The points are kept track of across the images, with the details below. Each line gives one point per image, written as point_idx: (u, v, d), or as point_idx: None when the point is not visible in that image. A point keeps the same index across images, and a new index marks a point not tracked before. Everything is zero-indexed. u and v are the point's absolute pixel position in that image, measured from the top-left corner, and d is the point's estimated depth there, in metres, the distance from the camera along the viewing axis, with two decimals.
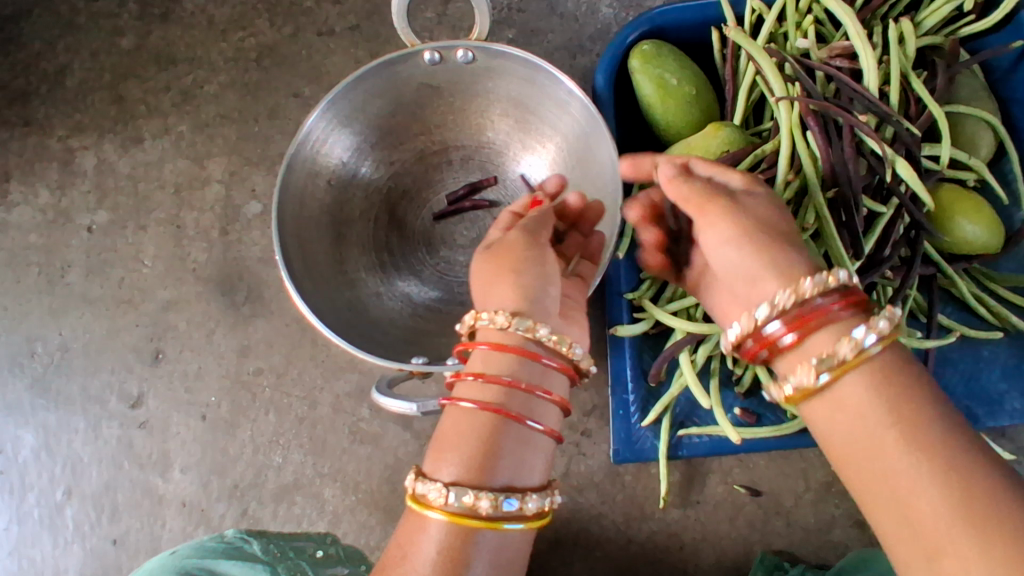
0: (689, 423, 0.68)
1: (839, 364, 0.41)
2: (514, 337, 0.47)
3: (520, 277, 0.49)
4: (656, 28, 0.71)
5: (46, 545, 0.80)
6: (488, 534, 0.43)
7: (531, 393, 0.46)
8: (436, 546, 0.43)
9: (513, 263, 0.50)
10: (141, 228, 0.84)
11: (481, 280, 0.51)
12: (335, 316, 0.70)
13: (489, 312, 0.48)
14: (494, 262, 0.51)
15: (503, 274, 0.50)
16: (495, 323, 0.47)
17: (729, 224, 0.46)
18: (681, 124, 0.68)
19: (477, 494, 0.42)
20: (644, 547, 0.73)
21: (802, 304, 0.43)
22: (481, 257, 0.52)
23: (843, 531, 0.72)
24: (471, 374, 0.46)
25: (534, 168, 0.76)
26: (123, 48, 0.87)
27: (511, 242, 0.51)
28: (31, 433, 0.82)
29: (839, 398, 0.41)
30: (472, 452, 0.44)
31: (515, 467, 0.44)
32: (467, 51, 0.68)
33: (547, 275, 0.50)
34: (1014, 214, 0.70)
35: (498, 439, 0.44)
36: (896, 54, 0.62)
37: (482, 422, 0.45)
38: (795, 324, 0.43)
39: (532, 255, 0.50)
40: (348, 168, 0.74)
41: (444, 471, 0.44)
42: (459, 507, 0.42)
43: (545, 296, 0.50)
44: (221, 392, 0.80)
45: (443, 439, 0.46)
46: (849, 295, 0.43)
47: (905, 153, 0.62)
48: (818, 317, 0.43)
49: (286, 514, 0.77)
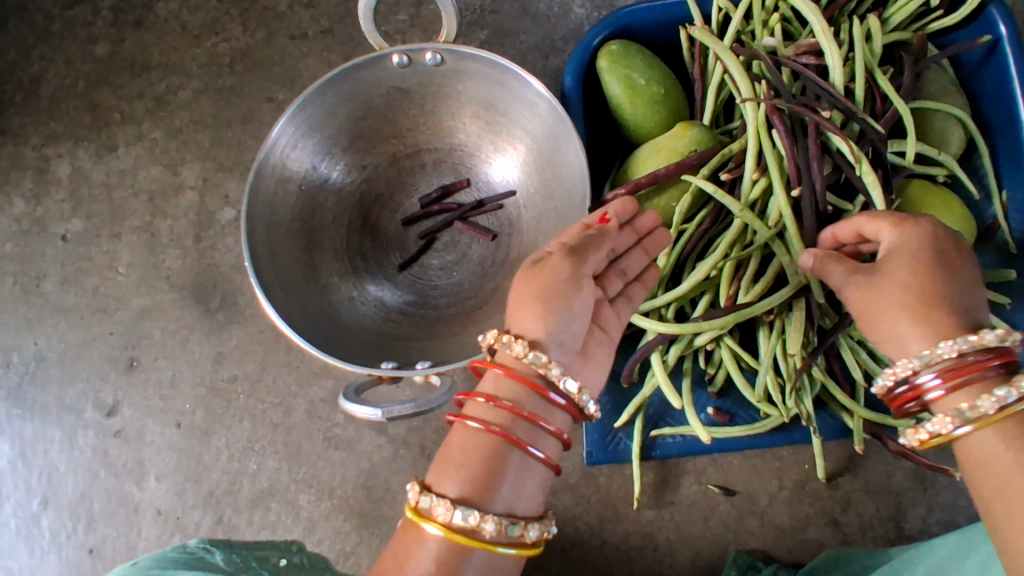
0: (662, 424, 0.69)
1: (977, 421, 0.42)
2: (529, 369, 0.47)
3: (547, 311, 0.48)
4: (623, 28, 0.70)
5: (23, 555, 0.80)
6: (479, 554, 0.43)
7: (536, 423, 0.46)
8: (431, 559, 0.42)
9: (548, 295, 0.48)
10: (115, 236, 0.84)
11: (516, 295, 0.50)
12: (306, 323, 0.69)
13: (510, 338, 0.47)
14: (527, 283, 0.49)
15: (531, 304, 0.48)
16: (513, 350, 0.46)
17: (890, 300, 0.46)
18: (650, 124, 0.68)
19: (483, 515, 0.42)
20: (619, 549, 0.73)
21: (958, 359, 0.43)
22: (525, 270, 0.51)
23: (817, 529, 0.72)
24: (482, 396, 0.46)
25: (505, 169, 0.76)
26: (97, 55, 0.87)
27: (551, 268, 0.49)
28: (8, 443, 0.82)
29: (980, 442, 0.42)
30: (478, 471, 0.44)
31: (514, 493, 0.44)
32: (435, 54, 0.68)
33: (575, 313, 0.48)
34: (986, 208, 0.70)
35: (502, 463, 0.44)
36: (862, 50, 0.62)
37: (488, 445, 0.44)
38: (949, 378, 0.44)
39: (561, 292, 0.48)
40: (319, 173, 0.74)
41: (447, 486, 0.44)
42: (461, 525, 0.42)
43: (563, 330, 0.48)
44: (196, 400, 0.80)
45: (447, 455, 0.45)
46: (1004, 355, 0.43)
47: (872, 151, 0.61)
48: (975, 373, 0.43)
49: (260, 521, 0.77)
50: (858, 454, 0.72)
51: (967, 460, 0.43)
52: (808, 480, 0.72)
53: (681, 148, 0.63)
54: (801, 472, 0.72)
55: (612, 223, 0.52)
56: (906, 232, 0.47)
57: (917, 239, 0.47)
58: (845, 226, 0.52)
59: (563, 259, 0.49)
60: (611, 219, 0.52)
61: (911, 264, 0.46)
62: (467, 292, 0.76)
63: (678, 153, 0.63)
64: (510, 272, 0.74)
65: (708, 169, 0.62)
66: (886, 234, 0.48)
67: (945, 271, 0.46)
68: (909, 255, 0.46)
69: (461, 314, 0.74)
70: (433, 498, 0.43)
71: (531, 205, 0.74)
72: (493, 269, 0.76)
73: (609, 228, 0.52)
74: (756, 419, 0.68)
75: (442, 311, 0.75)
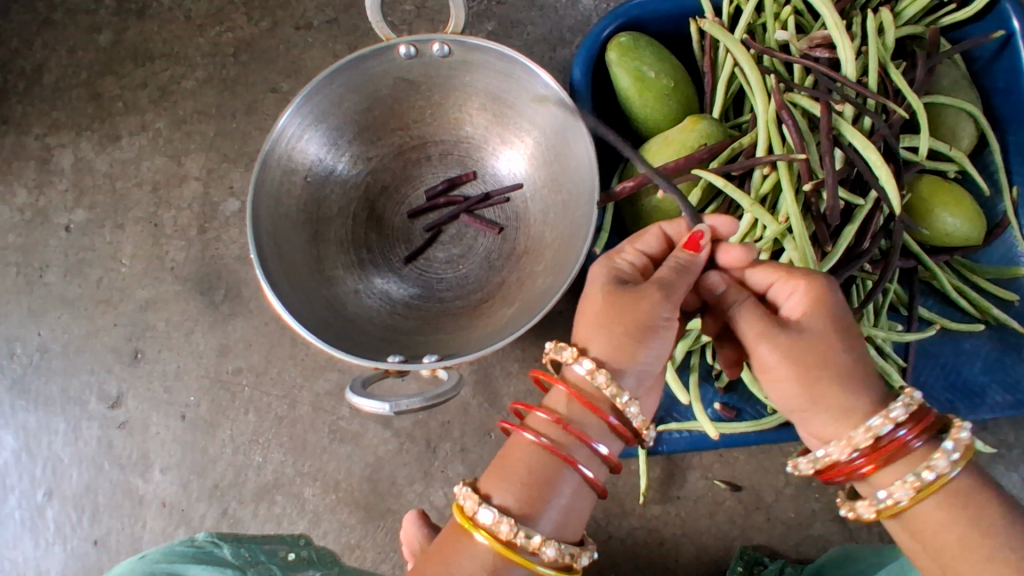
0: (669, 418, 0.69)
1: (913, 498, 0.40)
2: (602, 396, 0.44)
3: (635, 347, 0.45)
4: (633, 20, 0.70)
5: (28, 547, 0.80)
6: (524, 572, 0.41)
7: (600, 453, 0.43)
8: (479, 570, 0.40)
9: (638, 330, 0.45)
10: (118, 227, 0.83)
11: (595, 311, 0.46)
12: (312, 316, 0.69)
13: (590, 363, 0.44)
14: (614, 310, 0.45)
15: (617, 332, 0.45)
16: (590, 375, 0.43)
17: (789, 368, 0.43)
18: (659, 117, 0.67)
19: (543, 539, 0.40)
20: (624, 543, 0.73)
21: (878, 439, 0.41)
22: (607, 287, 0.47)
23: (823, 525, 0.72)
24: (551, 415, 0.44)
25: (512, 162, 0.76)
26: (99, 44, 0.86)
27: (643, 301, 0.45)
28: (12, 434, 0.81)
29: (921, 523, 0.40)
30: (539, 491, 0.41)
31: (568, 519, 0.42)
32: (442, 45, 0.67)
33: (659, 350, 0.46)
34: (996, 204, 0.69)
35: (562, 487, 0.42)
36: (874, 44, 0.61)
37: (551, 465, 0.42)
38: (872, 457, 0.41)
39: (651, 324, 0.45)
40: (325, 164, 0.73)
41: (505, 499, 0.42)
42: (518, 545, 0.40)
43: (645, 365, 0.45)
44: (200, 392, 0.79)
45: (505, 467, 0.43)
46: (922, 422, 0.41)
47: (883, 145, 0.60)
48: (897, 448, 0.41)
49: (266, 514, 0.77)
50: None
51: (904, 532, 0.42)
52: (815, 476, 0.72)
53: (691, 142, 0.63)
54: None
55: (702, 251, 0.48)
56: (817, 299, 0.45)
57: (822, 305, 0.44)
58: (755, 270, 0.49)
59: (660, 293, 0.45)
60: (703, 244, 0.48)
61: (814, 340, 0.43)
62: (474, 285, 0.75)
63: (688, 147, 0.63)
64: (518, 265, 0.74)
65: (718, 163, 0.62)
66: (800, 293, 0.46)
67: (847, 351, 0.43)
68: (813, 328, 0.44)
69: (468, 307, 0.74)
70: (493, 511, 0.40)
71: (539, 198, 0.74)
72: (500, 263, 0.75)
73: (700, 260, 0.48)
74: (763, 414, 0.67)
75: (448, 304, 0.75)
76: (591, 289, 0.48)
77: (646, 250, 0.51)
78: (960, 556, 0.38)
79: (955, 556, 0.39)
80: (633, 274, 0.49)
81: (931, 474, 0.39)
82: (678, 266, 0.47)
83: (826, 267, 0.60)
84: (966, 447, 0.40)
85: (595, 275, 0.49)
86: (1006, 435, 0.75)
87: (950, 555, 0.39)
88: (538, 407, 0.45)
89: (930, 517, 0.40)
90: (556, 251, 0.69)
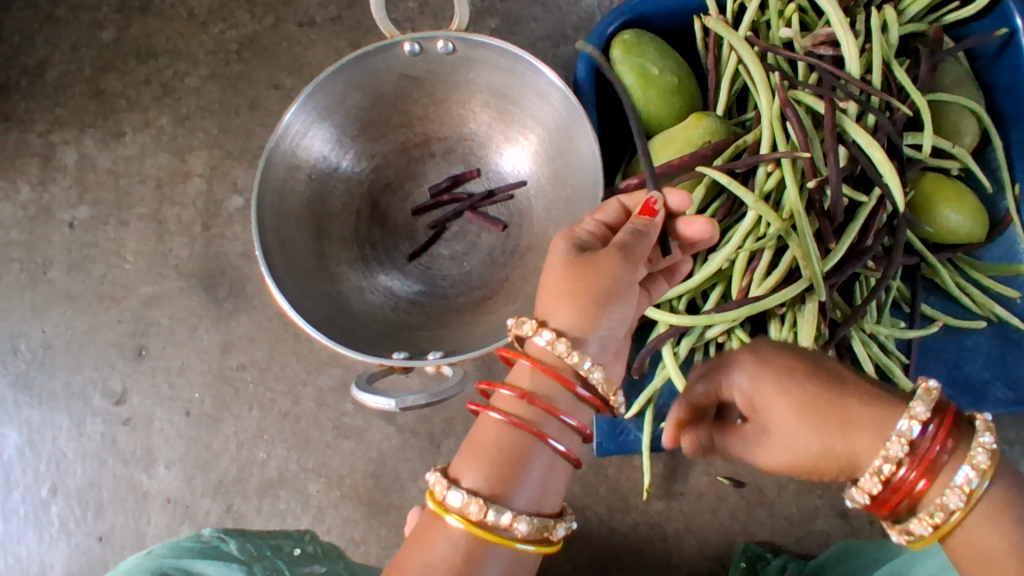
0: (671, 415, 0.68)
1: (958, 510, 0.36)
2: (566, 365, 0.44)
3: (597, 313, 0.45)
4: (637, 17, 0.70)
5: (32, 542, 0.80)
6: (502, 551, 0.41)
7: (568, 422, 0.43)
8: (455, 554, 0.40)
9: (600, 297, 0.45)
10: (122, 223, 0.83)
11: (555, 283, 0.46)
12: (316, 312, 0.69)
13: (550, 333, 0.44)
14: (577, 277, 0.45)
15: (580, 298, 0.45)
16: (552, 346, 0.44)
17: (799, 447, 0.41)
18: (663, 115, 0.67)
19: (516, 515, 0.40)
20: (627, 538, 0.73)
21: (913, 448, 0.38)
22: (569, 254, 0.47)
23: (825, 521, 0.72)
24: (515, 391, 0.43)
25: (516, 159, 0.76)
26: (103, 41, 0.86)
27: (605, 268, 0.45)
28: (15, 430, 0.82)
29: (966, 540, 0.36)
30: (509, 468, 0.41)
31: (541, 492, 0.42)
32: (446, 42, 0.67)
33: (621, 316, 0.46)
34: (998, 201, 0.70)
35: (532, 461, 0.42)
36: (879, 42, 0.61)
37: (520, 442, 0.42)
38: (914, 468, 0.38)
39: (616, 289, 0.45)
40: (329, 161, 0.73)
41: (475, 481, 0.41)
42: (492, 524, 0.40)
43: (607, 331, 0.46)
44: (204, 388, 0.79)
45: (473, 449, 0.42)
46: (947, 423, 0.38)
47: (887, 142, 0.60)
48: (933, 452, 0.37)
49: (270, 509, 0.77)
50: None
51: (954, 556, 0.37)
52: None
53: (695, 139, 0.63)
54: None
55: (658, 215, 0.48)
56: (762, 373, 0.43)
57: (768, 382, 0.43)
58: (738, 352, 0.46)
59: (622, 258, 0.45)
60: (658, 210, 0.49)
61: (789, 420, 0.41)
62: (477, 282, 0.76)
63: (691, 143, 0.63)
64: (521, 261, 0.74)
65: (722, 160, 0.62)
66: (747, 378, 0.44)
67: (835, 394, 0.40)
68: (779, 410, 0.42)
69: (471, 304, 0.74)
70: (463, 493, 0.40)
71: (542, 195, 0.74)
72: (503, 260, 0.75)
73: (655, 224, 0.48)
74: None
75: (451, 301, 0.75)
76: (552, 259, 0.47)
77: (606, 220, 0.50)
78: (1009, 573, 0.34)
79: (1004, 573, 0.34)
80: (592, 242, 0.48)
81: (974, 477, 0.36)
82: (636, 230, 0.47)
83: (830, 264, 0.60)
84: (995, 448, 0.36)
85: (555, 244, 0.48)
86: (1008, 431, 0.75)
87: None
88: (502, 385, 0.44)
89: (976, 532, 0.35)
90: None
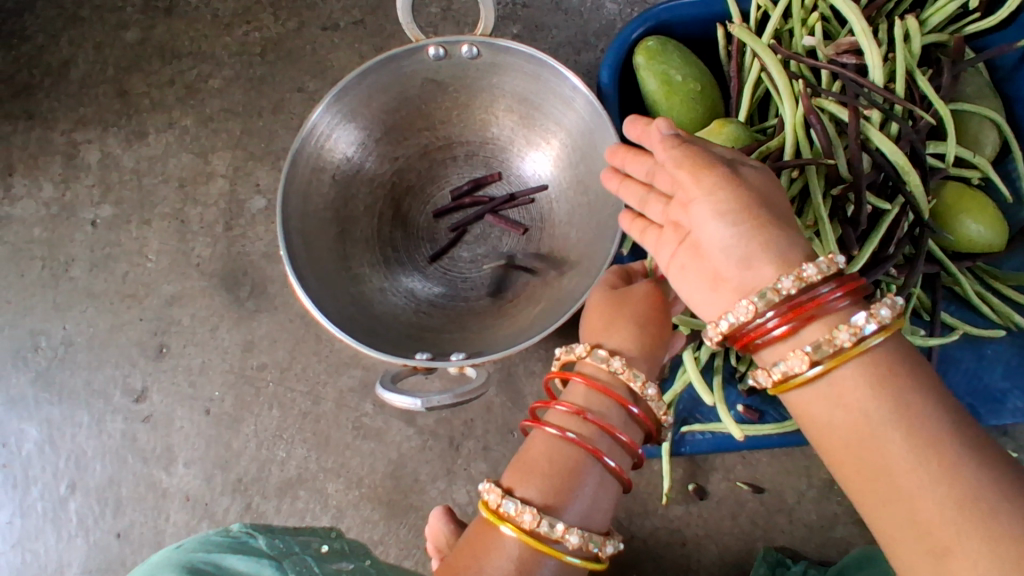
0: (692, 419, 0.69)
1: (831, 357, 0.39)
2: (622, 383, 0.47)
3: (642, 331, 0.51)
4: (661, 24, 0.70)
5: (50, 538, 0.80)
6: (551, 562, 0.42)
7: (622, 442, 0.46)
8: (507, 561, 0.42)
9: (640, 318, 0.51)
10: (144, 222, 0.84)
11: (596, 321, 0.53)
12: (340, 312, 0.69)
13: (605, 353, 0.47)
14: (615, 309, 0.52)
15: (624, 322, 0.51)
16: (608, 364, 0.47)
17: (738, 202, 0.42)
18: (686, 121, 0.68)
19: (569, 527, 0.42)
20: (646, 543, 0.73)
21: (798, 293, 0.41)
22: (604, 297, 0.54)
23: (845, 528, 0.72)
24: (573, 407, 0.46)
25: (538, 164, 0.76)
26: (128, 42, 0.87)
27: (635, 297, 0.53)
28: (35, 427, 0.82)
29: (834, 395, 0.40)
30: (564, 482, 0.44)
31: (592, 510, 0.44)
32: (471, 47, 0.69)
33: (661, 336, 0.52)
34: (1018, 212, 0.70)
35: (586, 476, 0.44)
36: (902, 51, 0.62)
37: (574, 456, 0.44)
38: (792, 313, 0.41)
39: (652, 311, 0.52)
40: (353, 163, 0.74)
41: (529, 493, 0.44)
42: (545, 534, 0.42)
43: (652, 350, 0.51)
44: (224, 387, 0.80)
45: (530, 462, 0.45)
46: (849, 283, 0.41)
47: (910, 150, 0.61)
48: (819, 306, 0.41)
49: (289, 509, 0.77)
50: None
51: (815, 408, 0.41)
52: (837, 478, 0.72)
53: (718, 146, 0.63)
54: (829, 471, 0.73)
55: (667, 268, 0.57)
56: (724, 210, 0.42)
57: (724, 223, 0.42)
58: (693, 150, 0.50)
59: (649, 288, 0.53)
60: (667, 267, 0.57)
61: (752, 183, 0.44)
62: (499, 285, 0.76)
63: None
64: (543, 265, 0.74)
65: None
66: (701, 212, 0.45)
67: (780, 203, 0.44)
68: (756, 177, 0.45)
69: (492, 306, 0.75)
70: (519, 502, 0.42)
71: (563, 200, 0.75)
72: (525, 263, 0.76)
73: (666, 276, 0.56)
74: (786, 416, 0.68)
75: (472, 303, 0.75)
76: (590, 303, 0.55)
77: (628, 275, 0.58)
78: (878, 431, 0.37)
79: (869, 428, 0.37)
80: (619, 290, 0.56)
81: (854, 334, 0.39)
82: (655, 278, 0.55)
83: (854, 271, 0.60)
84: (890, 322, 0.39)
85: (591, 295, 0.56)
86: None
87: (863, 429, 0.38)
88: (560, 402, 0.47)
89: (846, 383, 0.39)
90: (582, 251, 0.70)
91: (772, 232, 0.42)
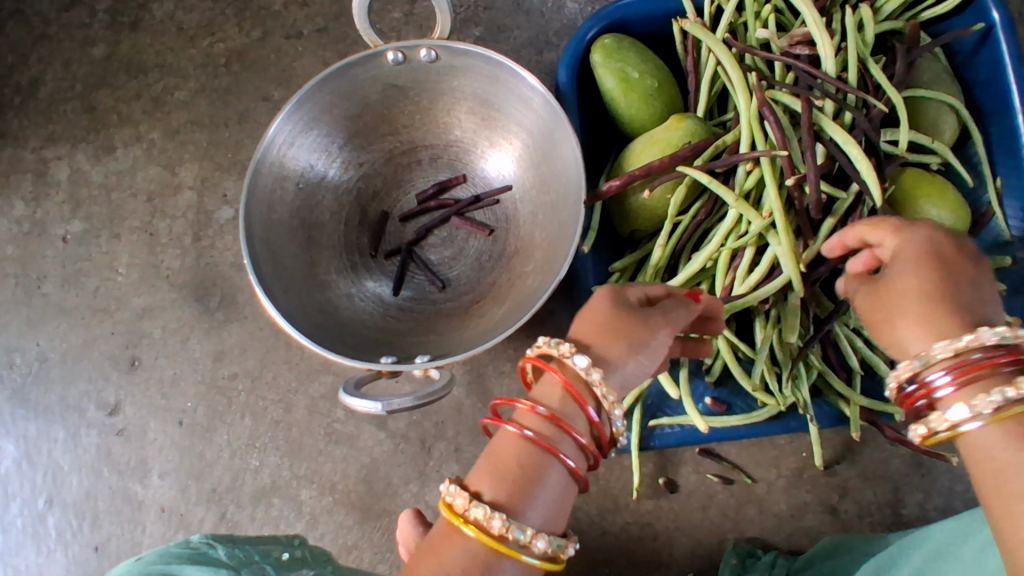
0: (660, 414, 0.69)
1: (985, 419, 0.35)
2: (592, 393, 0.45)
3: (627, 355, 0.46)
4: (616, 22, 0.71)
5: (29, 554, 0.81)
6: (510, 564, 0.41)
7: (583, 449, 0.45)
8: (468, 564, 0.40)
9: (635, 343, 0.47)
10: (114, 236, 0.84)
11: (596, 326, 0.48)
12: (305, 319, 0.70)
13: (589, 363, 0.45)
14: (619, 323, 0.47)
15: (619, 340, 0.46)
16: (586, 372, 0.45)
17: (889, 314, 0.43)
18: (645, 118, 0.68)
19: (536, 534, 0.41)
20: (618, 538, 0.74)
21: (968, 356, 0.38)
22: (618, 308, 0.48)
23: (815, 517, 0.72)
24: (545, 411, 0.44)
25: (501, 164, 0.76)
26: (94, 57, 0.88)
27: (649, 325, 0.47)
28: (12, 443, 0.82)
29: (977, 449, 0.36)
30: (532, 488, 0.42)
31: (554, 515, 0.43)
32: (429, 51, 0.69)
33: (643, 365, 0.47)
34: (979, 196, 0.70)
35: (552, 483, 0.42)
36: (853, 41, 0.63)
37: (542, 463, 0.43)
38: (959, 375, 0.38)
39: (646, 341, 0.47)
40: (316, 171, 0.74)
41: (497, 498, 0.42)
42: (513, 541, 0.40)
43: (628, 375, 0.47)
44: (197, 398, 0.80)
45: (497, 465, 0.43)
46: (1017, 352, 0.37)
47: (864, 140, 0.61)
48: (984, 370, 0.37)
49: (263, 517, 0.78)
50: (855, 441, 0.72)
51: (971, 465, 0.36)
52: (806, 468, 0.73)
53: (675, 141, 0.64)
54: (799, 460, 0.73)
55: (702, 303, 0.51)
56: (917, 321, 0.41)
57: (921, 328, 0.41)
58: (847, 234, 0.49)
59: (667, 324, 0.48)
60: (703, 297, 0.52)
61: (910, 284, 0.42)
62: (466, 286, 0.76)
63: (672, 145, 0.64)
64: (508, 265, 0.75)
65: (702, 162, 0.62)
66: (906, 283, 0.42)
67: (946, 279, 0.41)
68: (908, 270, 0.43)
69: (459, 309, 0.75)
70: (487, 509, 0.40)
71: (527, 200, 0.75)
72: (491, 264, 0.76)
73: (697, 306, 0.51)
74: (754, 407, 0.68)
75: (439, 306, 0.76)
76: (599, 304, 0.49)
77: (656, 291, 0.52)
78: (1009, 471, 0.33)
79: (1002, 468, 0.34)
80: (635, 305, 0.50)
81: (1021, 392, 0.35)
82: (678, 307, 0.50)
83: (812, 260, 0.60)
84: None
85: (603, 293, 0.50)
86: None
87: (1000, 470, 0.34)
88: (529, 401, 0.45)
89: (989, 438, 0.35)
90: (545, 250, 0.70)
91: (923, 329, 0.41)
